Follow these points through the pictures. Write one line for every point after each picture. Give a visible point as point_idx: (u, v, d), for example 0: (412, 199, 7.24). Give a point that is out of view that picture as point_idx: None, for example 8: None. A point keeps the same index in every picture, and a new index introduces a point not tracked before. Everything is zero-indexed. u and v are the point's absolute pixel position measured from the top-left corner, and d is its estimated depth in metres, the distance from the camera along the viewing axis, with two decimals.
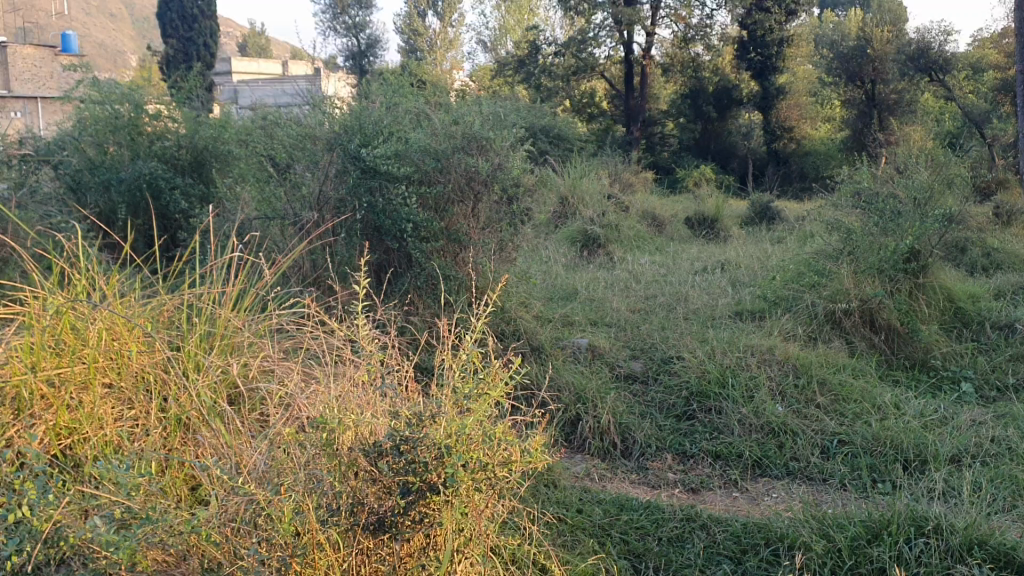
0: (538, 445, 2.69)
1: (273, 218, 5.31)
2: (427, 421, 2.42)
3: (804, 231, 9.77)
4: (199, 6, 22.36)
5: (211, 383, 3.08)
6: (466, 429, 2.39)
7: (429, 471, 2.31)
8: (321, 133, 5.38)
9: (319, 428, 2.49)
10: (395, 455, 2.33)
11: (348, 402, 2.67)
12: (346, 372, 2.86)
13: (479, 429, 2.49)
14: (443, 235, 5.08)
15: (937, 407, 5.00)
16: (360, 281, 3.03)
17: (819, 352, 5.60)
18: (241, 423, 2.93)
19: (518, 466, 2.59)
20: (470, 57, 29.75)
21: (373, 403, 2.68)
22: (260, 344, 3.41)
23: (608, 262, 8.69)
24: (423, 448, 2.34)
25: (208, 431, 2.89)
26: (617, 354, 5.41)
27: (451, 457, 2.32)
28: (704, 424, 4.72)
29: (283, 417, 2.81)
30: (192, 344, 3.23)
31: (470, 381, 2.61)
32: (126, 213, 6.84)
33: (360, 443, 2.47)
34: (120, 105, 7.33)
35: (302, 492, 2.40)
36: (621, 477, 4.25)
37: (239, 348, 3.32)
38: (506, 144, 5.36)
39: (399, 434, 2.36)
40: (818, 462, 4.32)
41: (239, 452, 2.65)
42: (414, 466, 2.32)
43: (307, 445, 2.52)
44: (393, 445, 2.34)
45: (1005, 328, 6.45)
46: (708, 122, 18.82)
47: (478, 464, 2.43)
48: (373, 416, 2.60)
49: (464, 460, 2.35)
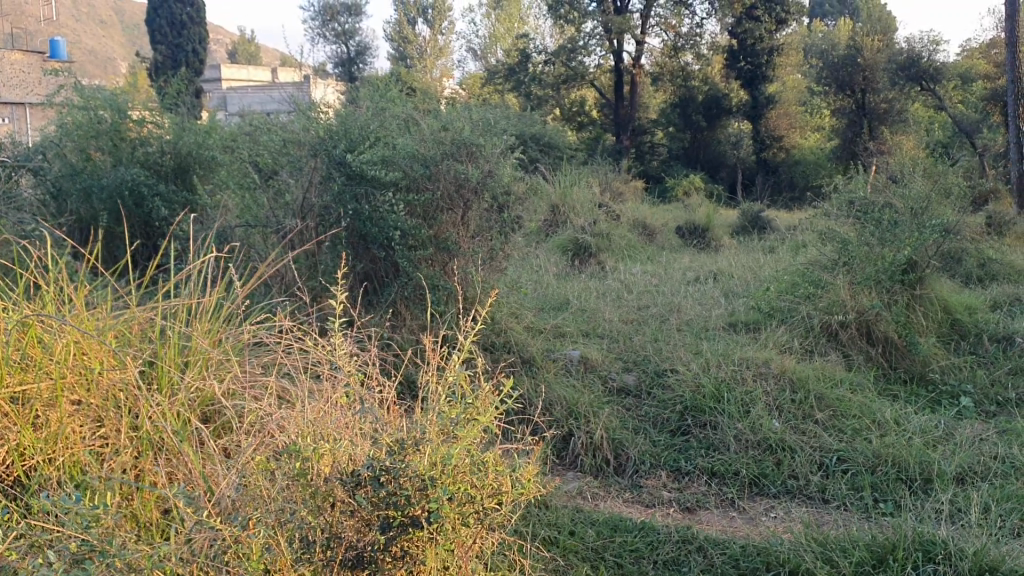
0: (529, 474, 2.59)
1: (256, 227, 5.16)
2: (409, 451, 2.32)
3: (796, 241, 9.66)
4: (188, 12, 22.17)
5: (183, 403, 2.93)
6: (452, 460, 2.30)
7: (411, 505, 2.22)
8: (305, 139, 5.22)
9: (294, 456, 2.35)
10: (374, 487, 2.24)
11: (327, 426, 2.54)
12: (325, 392, 2.74)
13: (466, 459, 2.39)
14: (431, 244, 4.94)
15: (937, 423, 4.88)
16: (342, 295, 2.89)
17: (816, 365, 5.46)
18: (214, 447, 2.78)
19: (507, 498, 2.49)
20: (460, 65, 29.66)
21: (352, 428, 2.55)
22: (237, 359, 3.25)
23: (599, 271, 8.55)
24: (406, 479, 2.25)
25: (180, 454, 2.74)
26: (610, 367, 5.28)
27: (435, 491, 2.24)
28: (700, 440, 4.58)
29: (260, 441, 2.67)
30: (165, 359, 3.06)
31: (456, 407, 2.51)
32: (107, 220, 6.66)
33: (338, 473, 2.34)
34: (102, 110, 7.16)
35: (275, 524, 2.26)
36: (614, 496, 4.11)
37: (216, 363, 3.16)
38: (496, 150, 5.23)
39: (379, 464, 2.26)
40: (819, 481, 4.19)
41: (209, 480, 2.51)
42: (396, 499, 2.23)
43: (282, 473, 2.38)
44: (372, 477, 2.24)
45: (1002, 340, 6.34)
46: (698, 132, 18.80)
47: (464, 497, 2.33)
48: (352, 441, 2.47)
49: (449, 494, 2.26)
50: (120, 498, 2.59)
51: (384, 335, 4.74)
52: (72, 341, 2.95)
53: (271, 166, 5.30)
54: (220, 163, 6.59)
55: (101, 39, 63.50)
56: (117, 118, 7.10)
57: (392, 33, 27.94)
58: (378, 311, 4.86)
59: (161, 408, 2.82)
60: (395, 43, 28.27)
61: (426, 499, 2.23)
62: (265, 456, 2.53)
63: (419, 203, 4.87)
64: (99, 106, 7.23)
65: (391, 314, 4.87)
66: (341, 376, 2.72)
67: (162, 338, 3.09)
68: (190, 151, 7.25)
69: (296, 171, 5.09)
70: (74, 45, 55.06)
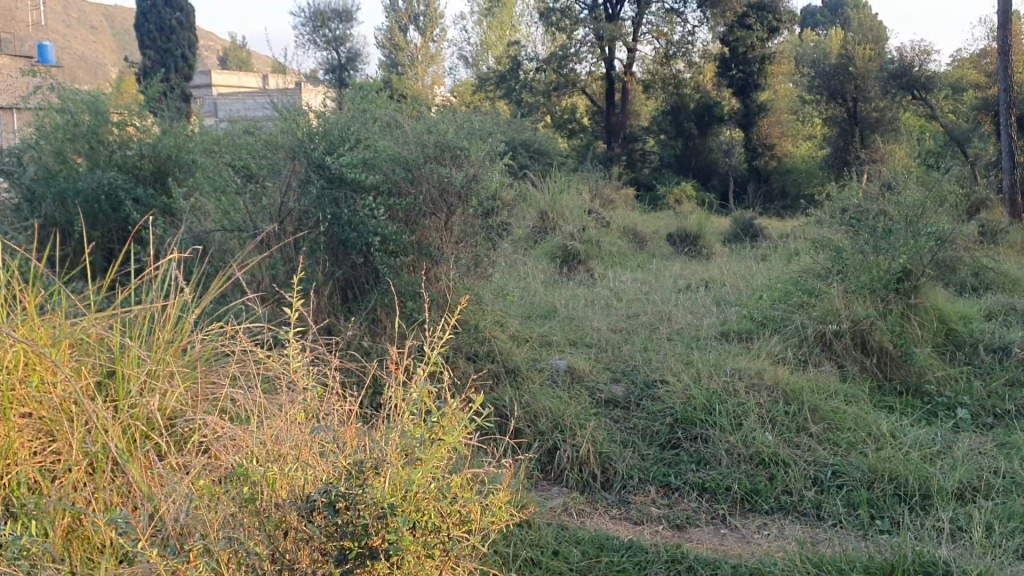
0: (500, 502, 2.47)
1: (232, 231, 4.97)
2: (367, 475, 2.19)
3: (789, 249, 9.53)
4: (177, 17, 21.93)
5: (139, 418, 2.77)
6: (413, 486, 2.18)
7: (370, 535, 2.09)
8: (281, 141, 5.04)
9: (243, 480, 2.22)
10: (329, 515, 2.11)
11: (285, 447, 2.41)
12: (286, 407, 2.60)
13: (430, 485, 2.27)
14: (414, 250, 4.78)
15: (934, 436, 4.73)
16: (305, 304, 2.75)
17: (810, 376, 5.31)
18: (168, 466, 2.64)
19: (475, 526, 2.36)
20: (451, 72, 29.55)
21: (310, 448, 2.41)
22: (202, 370, 3.10)
23: (588, 278, 8.41)
24: (363, 507, 2.12)
25: (131, 472, 2.59)
26: (598, 377, 5.12)
27: (394, 521, 2.11)
28: (690, 454, 4.41)
29: (217, 461, 2.54)
30: (122, 369, 2.89)
31: (421, 427, 2.38)
32: (83, 225, 6.48)
33: (291, 498, 2.20)
34: (80, 113, 6.99)
35: (220, 554, 2.13)
36: (601, 513, 3.94)
37: (178, 374, 3.01)
38: (483, 155, 5.08)
39: (336, 491, 2.13)
40: (814, 496, 4.03)
41: (157, 504, 2.36)
42: (352, 529, 2.10)
43: (232, 498, 2.25)
44: (329, 503, 2.11)
45: (999, 350, 6.20)
46: (689, 140, 18.63)
47: (427, 526, 2.21)
48: (310, 464, 2.34)
49: (410, 524, 2.13)
50: (66, 523, 2.44)
51: (362, 344, 4.58)
52: (20, 349, 2.75)
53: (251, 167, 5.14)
54: (200, 166, 6.42)
55: (90, 43, 63.23)
56: (94, 121, 6.91)
57: (383, 40, 27.81)
58: (356, 319, 4.70)
59: (113, 425, 2.66)
60: (387, 50, 28.10)
61: (386, 529, 2.10)
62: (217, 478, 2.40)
63: (401, 207, 4.71)
64: (78, 108, 7.06)
65: (370, 322, 4.70)
66: (303, 391, 2.59)
67: (121, 347, 2.92)
68: (169, 154, 7.08)
69: (273, 174, 4.90)
70: (63, 51, 54.77)
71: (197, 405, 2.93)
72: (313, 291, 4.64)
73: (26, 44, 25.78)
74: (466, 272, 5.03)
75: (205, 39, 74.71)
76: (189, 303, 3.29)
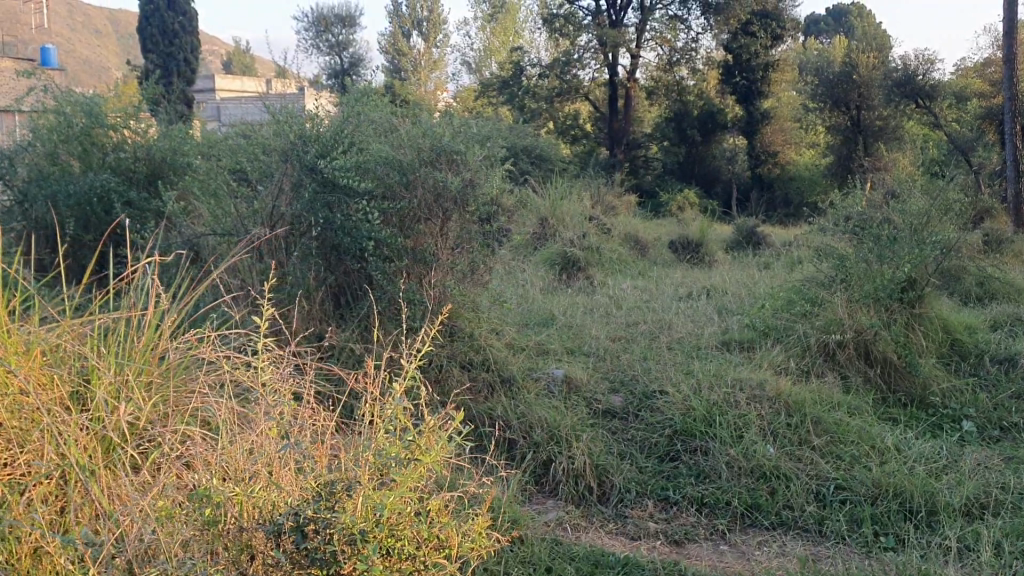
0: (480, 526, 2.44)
1: (222, 235, 4.86)
2: (340, 498, 2.17)
3: (792, 258, 9.43)
4: (180, 20, 21.79)
5: (110, 430, 2.70)
6: (386, 511, 2.15)
7: (340, 563, 2.08)
8: (272, 143, 4.92)
9: (209, 501, 2.18)
10: (297, 540, 2.10)
11: (255, 463, 2.36)
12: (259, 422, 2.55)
13: (406, 509, 2.24)
14: (408, 255, 4.68)
15: (939, 449, 4.62)
16: (281, 313, 2.69)
17: (813, 388, 5.19)
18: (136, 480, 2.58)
19: (452, 551, 2.34)
20: (454, 78, 29.51)
21: (282, 465, 2.37)
22: (179, 376, 3.04)
23: (588, 285, 8.31)
24: (333, 533, 2.10)
25: (99, 488, 2.52)
26: (595, 388, 5.00)
27: (366, 548, 2.09)
28: (689, 467, 4.30)
29: (186, 477, 2.50)
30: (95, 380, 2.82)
31: (398, 446, 2.33)
32: (74, 228, 6.40)
33: (258, 521, 2.18)
34: (74, 114, 6.91)
35: None
36: (597, 528, 3.83)
37: (153, 383, 2.94)
38: (481, 160, 4.98)
39: (305, 514, 2.13)
40: (815, 511, 3.92)
41: (122, 522, 2.32)
42: (322, 555, 2.09)
43: (196, 519, 2.21)
44: (296, 528, 2.11)
45: (1005, 362, 6.09)
46: (693, 146, 18.44)
47: (401, 552, 2.18)
48: (280, 484, 2.30)
49: (381, 551, 2.11)
50: (29, 540, 2.38)
51: (354, 351, 4.47)
52: None
53: (244, 169, 5.04)
54: (194, 169, 6.33)
55: (94, 47, 63.29)
56: (88, 123, 6.81)
57: (387, 46, 27.77)
58: (349, 326, 4.59)
59: (82, 438, 2.61)
60: (390, 55, 28.02)
61: (356, 556, 2.09)
62: (184, 496, 2.36)
63: (395, 211, 4.62)
64: (73, 109, 6.97)
65: (363, 330, 4.59)
66: (277, 404, 2.54)
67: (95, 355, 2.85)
68: (164, 156, 6.99)
69: (265, 178, 4.78)
70: (68, 55, 54.84)
71: (173, 413, 2.87)
72: (304, 297, 4.53)
73: (30, 46, 25.76)
74: (461, 279, 4.92)
75: (209, 45, 74.80)
76: (166, 307, 3.19)
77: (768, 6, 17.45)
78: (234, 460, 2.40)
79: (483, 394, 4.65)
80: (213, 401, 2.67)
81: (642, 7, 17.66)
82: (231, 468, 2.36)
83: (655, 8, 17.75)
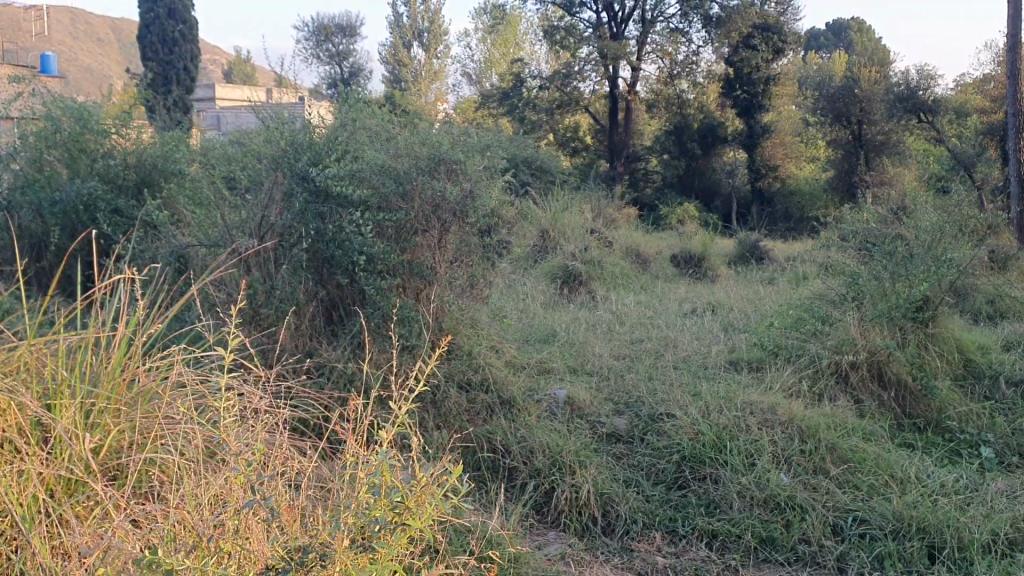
0: None
1: (209, 247, 4.61)
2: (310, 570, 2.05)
3: (797, 273, 9.19)
4: (181, 30, 21.16)
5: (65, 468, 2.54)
6: None
7: None
8: (262, 151, 4.69)
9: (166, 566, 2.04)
10: None
11: (221, 514, 2.24)
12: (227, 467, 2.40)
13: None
14: (403, 269, 4.44)
15: (960, 478, 4.40)
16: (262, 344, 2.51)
17: (826, 411, 4.95)
18: (88, 523, 2.43)
19: None
20: (454, 89, 29.33)
21: (249, 522, 2.23)
22: (150, 404, 2.88)
23: (590, 300, 8.08)
24: None
25: (47, 533, 2.37)
26: (599, 410, 4.76)
27: None
28: (699, 496, 4.07)
29: (146, 525, 2.37)
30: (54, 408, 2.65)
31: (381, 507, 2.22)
32: (59, 236, 6.19)
33: None
34: (62, 119, 6.71)
35: None
36: (602, 562, 3.59)
37: (116, 412, 2.77)
38: (480, 169, 4.75)
39: None
40: (833, 546, 3.72)
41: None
42: None
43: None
44: None
45: (1021, 384, 5.85)
46: (693, 160, 18.23)
47: None
48: (247, 543, 2.18)
49: None
50: None
51: (347, 371, 4.21)
52: None
53: (234, 177, 4.83)
54: (185, 176, 6.12)
55: (96, 54, 63.17)
56: (77, 127, 6.64)
57: (387, 56, 27.60)
58: (342, 343, 4.34)
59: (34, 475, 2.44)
60: (390, 66, 27.76)
61: None
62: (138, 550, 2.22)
63: (389, 222, 4.38)
64: (62, 115, 6.76)
65: (355, 346, 4.34)
66: (248, 448, 2.40)
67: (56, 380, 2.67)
68: (155, 163, 6.76)
69: (254, 188, 4.54)
70: (70, 61, 54.65)
71: (144, 444, 2.75)
72: (293, 313, 4.30)
73: (30, 52, 25.57)
74: (460, 294, 4.70)
75: (211, 54, 74.75)
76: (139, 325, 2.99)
77: (770, 20, 17.29)
78: (195, 512, 2.26)
79: (482, 417, 4.39)
80: (185, 440, 2.53)
81: (643, 20, 17.50)
82: (191, 524, 2.22)
83: (657, 20, 17.58)
